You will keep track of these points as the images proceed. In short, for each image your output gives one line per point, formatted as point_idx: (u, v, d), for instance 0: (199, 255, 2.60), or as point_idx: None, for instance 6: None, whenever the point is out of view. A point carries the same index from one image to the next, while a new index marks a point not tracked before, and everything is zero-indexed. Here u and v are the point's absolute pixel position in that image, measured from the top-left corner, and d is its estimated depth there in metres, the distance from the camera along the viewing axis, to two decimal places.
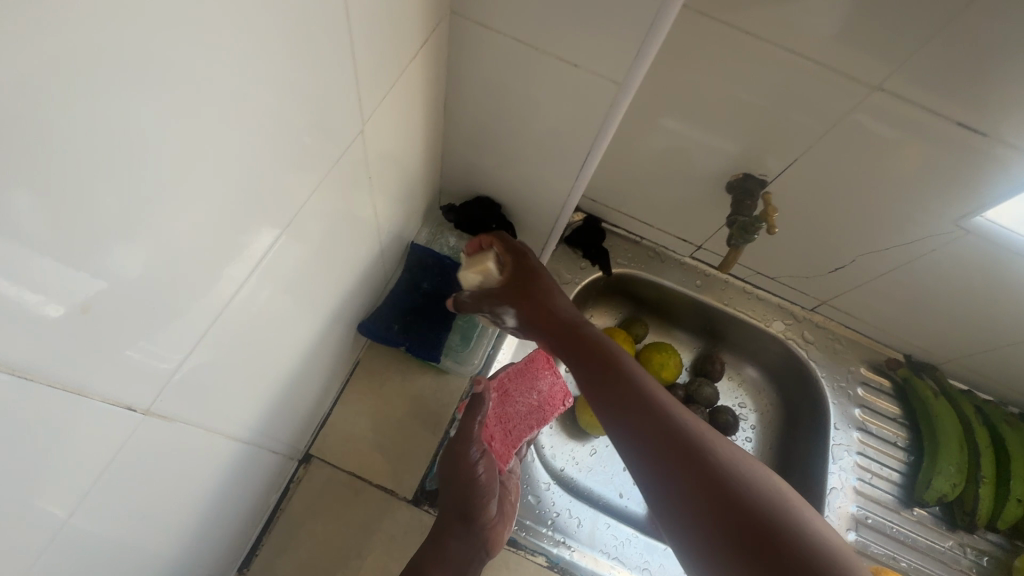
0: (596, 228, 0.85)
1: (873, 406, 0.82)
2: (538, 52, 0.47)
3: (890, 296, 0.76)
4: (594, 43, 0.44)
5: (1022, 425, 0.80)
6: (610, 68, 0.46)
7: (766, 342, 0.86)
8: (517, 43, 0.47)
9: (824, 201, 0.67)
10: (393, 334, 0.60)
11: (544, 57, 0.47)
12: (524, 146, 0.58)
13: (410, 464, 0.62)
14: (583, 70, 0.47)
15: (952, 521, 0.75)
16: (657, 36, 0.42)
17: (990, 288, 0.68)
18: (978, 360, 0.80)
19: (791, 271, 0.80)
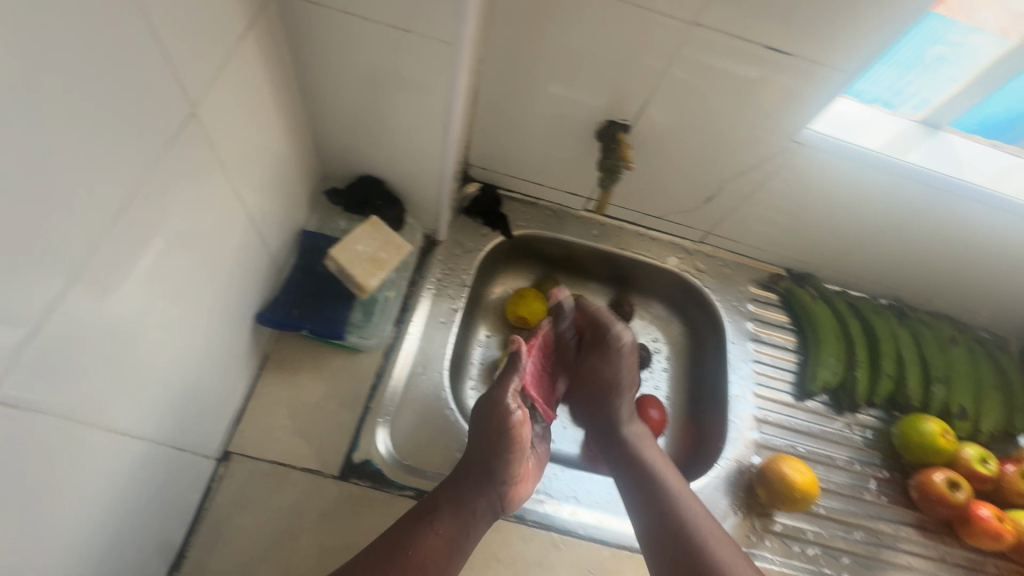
0: (492, 196, 0.89)
1: (764, 318, 0.90)
2: (372, 23, 0.50)
3: (759, 217, 0.84)
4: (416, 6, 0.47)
5: (888, 313, 0.91)
6: (437, 29, 0.49)
7: (665, 277, 0.93)
8: (350, 17, 0.50)
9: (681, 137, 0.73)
10: (293, 318, 0.61)
11: (378, 27, 0.50)
12: (387, 118, 0.60)
13: (333, 442, 0.64)
14: (415, 34, 0.50)
15: (839, 405, 0.85)
16: None
17: (834, 194, 0.77)
18: (844, 261, 0.90)
19: (673, 208, 0.86)
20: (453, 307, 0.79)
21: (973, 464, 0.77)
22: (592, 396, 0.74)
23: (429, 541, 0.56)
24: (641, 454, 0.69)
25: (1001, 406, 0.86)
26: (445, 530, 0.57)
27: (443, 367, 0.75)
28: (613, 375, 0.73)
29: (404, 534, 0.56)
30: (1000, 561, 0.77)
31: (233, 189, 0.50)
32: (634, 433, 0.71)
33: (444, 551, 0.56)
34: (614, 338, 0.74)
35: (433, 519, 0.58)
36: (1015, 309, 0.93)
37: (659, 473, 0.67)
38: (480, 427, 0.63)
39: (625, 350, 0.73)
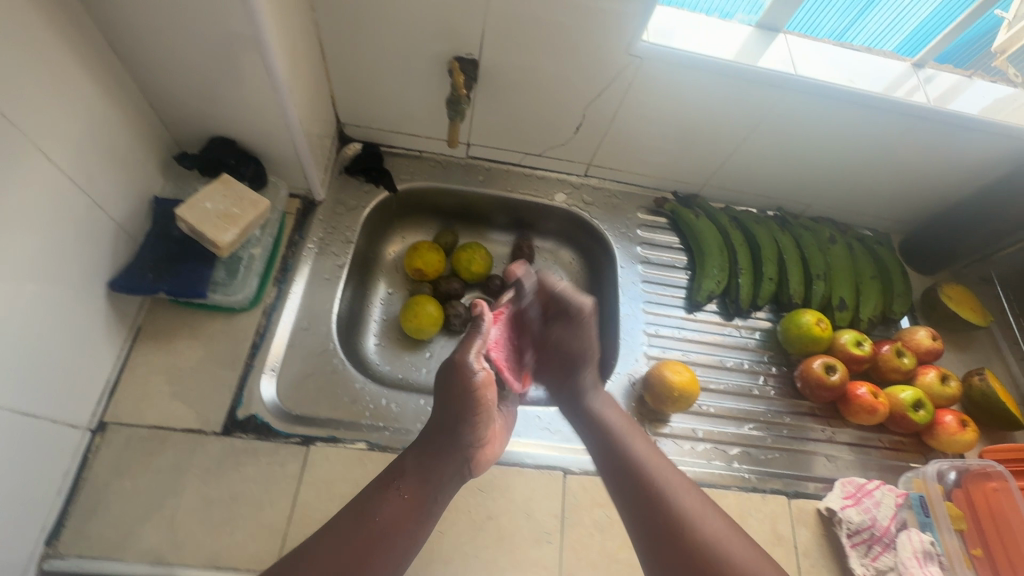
0: (372, 152, 0.89)
1: (653, 241, 0.93)
2: None
3: (630, 141, 0.86)
4: None
5: (771, 222, 0.95)
6: None
7: (556, 214, 0.95)
8: None
9: (531, 66, 0.74)
10: (148, 282, 0.61)
11: None
12: (211, 71, 0.60)
13: (213, 401, 0.65)
14: None
15: (728, 311, 0.89)
16: None
17: (690, 107, 0.79)
18: (723, 177, 0.93)
19: (549, 143, 0.88)
20: (338, 263, 0.80)
21: (848, 347, 0.81)
22: (562, 363, 0.72)
23: (389, 508, 0.56)
24: (601, 406, 0.67)
25: (880, 295, 0.91)
26: (409, 491, 0.58)
27: (330, 321, 0.76)
28: (583, 345, 0.69)
29: (365, 501, 0.56)
30: (883, 435, 0.82)
31: (38, 150, 0.49)
32: (599, 407, 0.67)
33: (408, 515, 0.56)
34: (575, 308, 0.69)
35: (399, 485, 0.58)
36: (889, 204, 0.97)
37: (618, 428, 0.64)
38: (449, 388, 0.61)
39: (583, 323, 0.69)
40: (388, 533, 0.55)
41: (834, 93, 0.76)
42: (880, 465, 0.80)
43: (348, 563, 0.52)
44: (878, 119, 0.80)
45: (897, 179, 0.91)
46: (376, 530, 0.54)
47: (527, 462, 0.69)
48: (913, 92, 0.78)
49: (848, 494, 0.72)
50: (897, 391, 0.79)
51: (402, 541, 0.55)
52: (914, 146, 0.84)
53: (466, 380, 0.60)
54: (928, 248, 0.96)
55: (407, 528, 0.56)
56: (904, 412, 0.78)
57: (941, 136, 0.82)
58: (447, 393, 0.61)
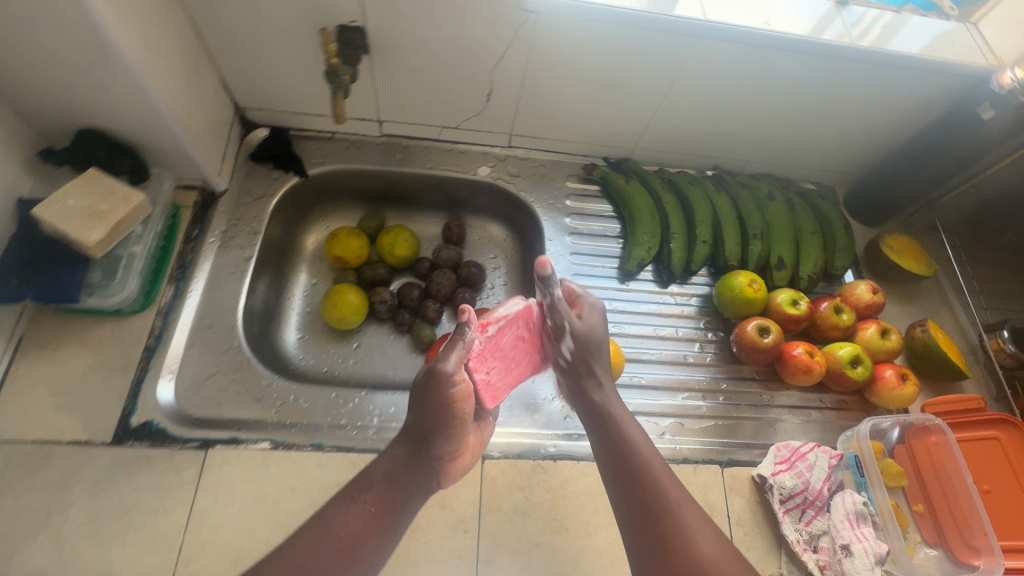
0: (280, 137, 0.85)
1: (582, 210, 0.89)
2: None
3: (547, 105, 0.82)
4: None
5: (706, 182, 0.91)
6: None
7: (482, 189, 0.91)
8: None
9: (424, 30, 0.69)
10: (11, 289, 0.56)
11: None
12: (52, 55, 0.55)
13: (103, 410, 0.62)
14: None
15: (663, 279, 0.85)
16: None
17: (601, 62, 0.74)
18: (651, 138, 0.89)
19: (464, 114, 0.83)
20: (244, 255, 0.76)
21: (784, 306, 0.78)
22: (585, 360, 0.62)
23: (355, 515, 0.51)
24: (613, 406, 0.61)
25: (822, 251, 0.87)
26: (375, 500, 0.52)
27: (235, 316, 0.72)
28: (598, 338, 0.63)
29: (331, 508, 0.51)
30: (824, 395, 0.80)
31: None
32: (615, 411, 0.60)
33: (375, 524, 0.51)
34: (581, 303, 0.64)
35: (363, 492, 0.53)
36: (830, 155, 0.93)
37: (630, 434, 0.58)
38: (423, 399, 0.55)
39: (593, 312, 0.64)
40: (355, 544, 0.49)
41: (751, 38, 0.71)
42: (821, 426, 0.77)
43: (315, 571, 0.46)
44: (803, 63, 0.75)
45: (833, 127, 0.87)
46: (345, 540, 0.49)
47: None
48: (837, 31, 0.73)
49: (782, 459, 0.69)
50: (836, 349, 0.76)
51: (371, 552, 0.50)
52: (846, 91, 0.80)
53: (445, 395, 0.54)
54: (870, 199, 0.92)
55: (376, 537, 0.51)
56: (843, 370, 0.75)
57: (872, 78, 0.77)
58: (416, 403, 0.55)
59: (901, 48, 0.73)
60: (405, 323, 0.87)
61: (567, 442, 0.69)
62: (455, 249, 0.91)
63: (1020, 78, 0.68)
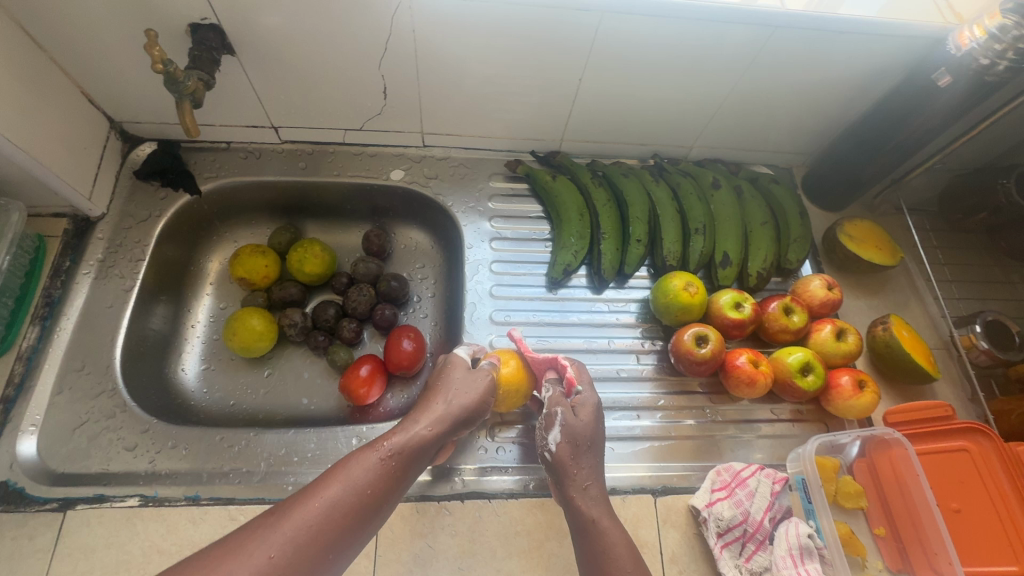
0: (167, 151, 0.77)
1: (507, 212, 0.81)
2: None
3: (452, 98, 0.73)
4: None
5: (644, 173, 0.82)
6: None
7: (398, 194, 0.83)
8: None
9: (285, 21, 0.61)
10: None
11: None
12: None
13: None
14: None
15: (596, 284, 0.77)
16: None
17: (499, 47, 0.66)
18: (578, 126, 0.80)
19: (365, 113, 0.75)
20: (123, 286, 0.69)
21: (726, 310, 0.70)
22: (572, 446, 0.56)
23: (373, 470, 0.47)
24: (594, 495, 0.54)
25: (773, 243, 0.78)
26: (398, 466, 0.48)
27: (113, 354, 0.66)
28: (589, 438, 0.57)
29: (353, 461, 0.47)
30: (776, 406, 0.72)
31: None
32: (599, 506, 0.54)
33: (391, 486, 0.47)
34: (585, 398, 0.59)
35: (386, 447, 0.49)
36: (781, 134, 0.84)
37: (611, 527, 0.52)
38: (460, 385, 0.56)
39: (590, 410, 0.59)
40: (367, 511, 0.45)
41: (666, 9, 0.62)
42: (770, 441, 0.69)
43: (309, 533, 0.41)
44: (731, 33, 0.65)
45: (778, 105, 0.78)
46: (364, 498, 0.45)
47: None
48: None
49: (721, 486, 0.62)
50: (784, 356, 0.68)
51: (367, 521, 0.45)
52: (790, 62, 0.70)
53: (465, 376, 0.57)
54: (830, 180, 0.83)
55: (385, 502, 0.47)
56: (792, 380, 0.67)
57: (815, 45, 0.68)
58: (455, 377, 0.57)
59: (839, 10, 0.64)
60: (320, 346, 0.79)
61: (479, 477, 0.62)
62: (374, 262, 0.83)
63: (979, 37, 0.59)
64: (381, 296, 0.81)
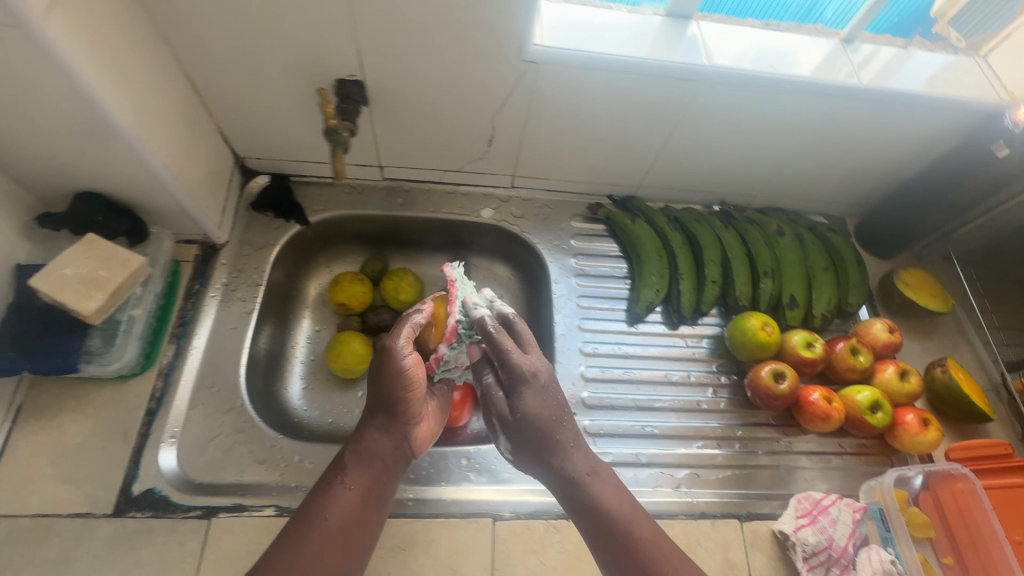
0: (280, 185, 0.84)
1: (589, 251, 0.88)
2: None
3: (550, 148, 0.81)
4: None
5: (713, 218, 0.90)
6: None
7: (486, 231, 0.90)
8: None
9: (422, 81, 0.68)
10: (6, 361, 0.55)
11: None
12: (42, 125, 0.53)
13: (103, 478, 0.60)
14: None
15: (673, 320, 0.83)
16: None
17: (605, 108, 0.73)
18: (656, 175, 0.88)
19: (467, 158, 0.82)
20: (245, 309, 0.75)
21: (798, 349, 0.76)
22: (530, 430, 0.56)
23: (337, 500, 0.54)
24: (578, 467, 0.56)
25: (835, 287, 0.85)
26: (356, 482, 0.56)
27: (238, 372, 0.71)
28: (548, 411, 0.56)
29: (317, 496, 0.55)
30: (842, 440, 0.77)
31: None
32: (587, 472, 0.57)
33: (359, 503, 0.55)
34: (525, 372, 0.56)
35: (341, 476, 0.56)
36: (839, 187, 0.91)
37: (604, 492, 0.56)
38: (377, 378, 0.59)
39: (537, 382, 0.57)
40: (346, 528, 0.53)
41: (757, 82, 0.70)
42: (840, 472, 0.75)
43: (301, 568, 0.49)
44: (810, 102, 0.73)
45: (840, 163, 0.85)
46: (336, 524, 0.53)
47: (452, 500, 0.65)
48: (843, 70, 0.72)
49: (803, 513, 0.67)
50: (853, 394, 0.74)
51: (351, 535, 0.53)
52: (859, 128, 0.78)
53: (389, 368, 0.58)
54: (883, 231, 0.91)
55: (362, 513, 0.55)
56: (861, 417, 0.73)
57: (885, 115, 0.75)
58: (375, 372, 0.59)
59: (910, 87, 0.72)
60: None
61: None
62: (460, 292, 0.89)
63: None
64: None
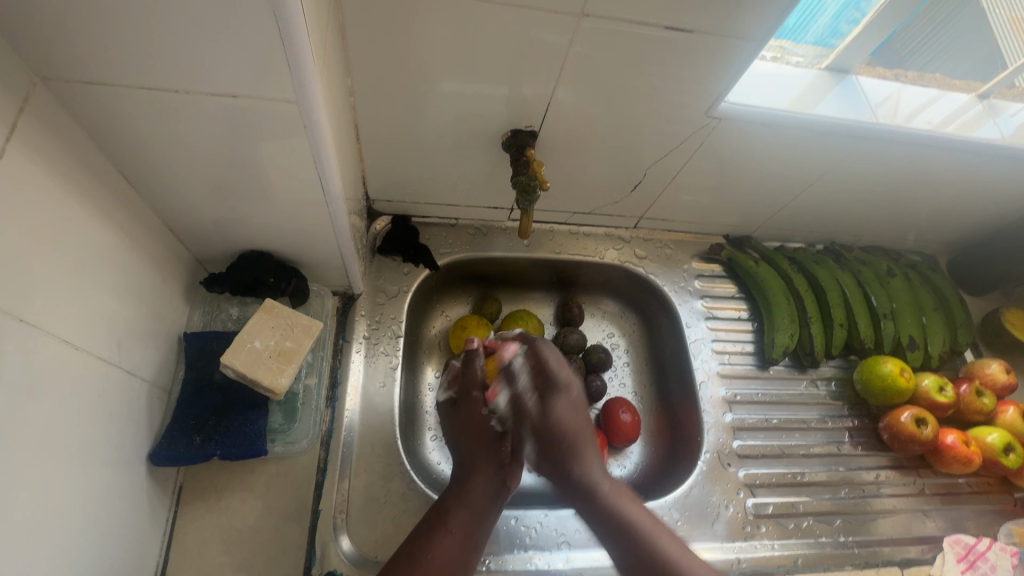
0: (405, 227, 0.80)
1: (713, 293, 0.88)
2: (177, 92, 0.39)
3: (687, 193, 0.81)
4: (232, 69, 0.37)
5: (827, 259, 0.92)
6: (272, 88, 0.39)
7: (608, 272, 0.88)
8: (152, 91, 0.39)
9: (590, 129, 0.68)
10: (196, 447, 0.51)
11: (189, 96, 0.40)
12: (247, 188, 0.50)
13: (282, 561, 0.56)
14: (244, 97, 0.40)
15: (801, 364, 0.85)
16: (299, 50, 0.36)
17: (760, 160, 0.74)
18: (778, 218, 0.89)
19: (602, 201, 0.82)
20: (391, 364, 0.71)
21: (932, 394, 0.79)
22: (554, 457, 0.61)
23: (443, 548, 0.54)
24: (623, 515, 0.56)
25: (947, 328, 0.88)
26: (459, 530, 0.56)
27: (394, 433, 0.66)
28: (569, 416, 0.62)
29: (421, 538, 0.55)
30: (971, 480, 0.80)
31: (44, 331, 0.38)
32: (635, 521, 0.56)
33: (462, 552, 0.55)
34: (553, 416, 0.62)
35: (444, 522, 0.56)
36: (943, 231, 0.95)
37: (657, 545, 0.54)
38: (465, 420, 0.65)
39: (566, 429, 0.61)
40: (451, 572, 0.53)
41: (913, 139, 0.71)
42: (975, 511, 0.78)
43: None
44: (948, 159, 0.76)
45: (952, 211, 0.89)
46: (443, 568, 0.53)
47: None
48: (986, 126, 0.75)
49: (960, 557, 0.70)
50: (984, 435, 0.78)
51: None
52: (983, 181, 0.81)
53: (471, 417, 0.65)
54: (978, 270, 0.95)
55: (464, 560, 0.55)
56: (996, 458, 0.76)
57: (1013, 170, 0.79)
58: (462, 417, 0.65)
59: None
60: None
61: (751, 554, 0.68)
62: (580, 332, 0.84)
63: None
64: (592, 367, 0.82)
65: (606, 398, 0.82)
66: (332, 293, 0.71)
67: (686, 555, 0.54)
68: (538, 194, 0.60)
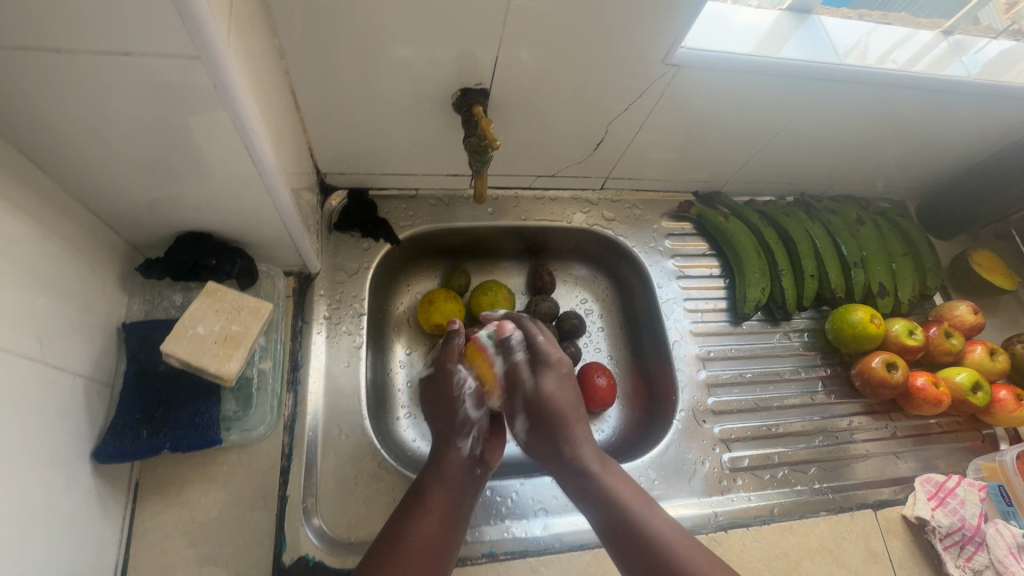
0: (363, 201, 0.76)
1: (683, 251, 0.87)
2: (62, 57, 0.35)
3: (654, 148, 0.78)
4: (119, 24, 0.33)
5: (797, 210, 0.91)
6: (170, 44, 0.35)
7: (576, 236, 0.86)
8: (32, 56, 0.35)
9: (545, 86, 0.64)
10: (143, 441, 0.50)
11: (77, 60, 0.35)
12: (169, 166, 0.46)
13: (249, 549, 0.55)
14: (141, 56, 0.36)
15: (774, 317, 0.85)
16: None
17: (725, 111, 0.72)
18: (746, 173, 0.88)
19: (565, 162, 0.79)
20: (354, 343, 0.68)
21: (902, 338, 0.79)
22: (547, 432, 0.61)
23: (422, 528, 0.52)
24: (627, 513, 0.53)
25: (916, 272, 0.88)
26: (437, 507, 0.54)
27: (362, 413, 0.64)
28: (570, 414, 0.61)
29: (401, 517, 0.53)
30: (941, 420, 0.81)
31: None
32: (610, 484, 0.56)
33: (444, 527, 0.53)
34: (553, 356, 0.65)
35: (423, 502, 0.54)
36: (912, 177, 0.94)
37: (633, 510, 0.54)
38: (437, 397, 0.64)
39: (562, 367, 0.64)
40: (432, 550, 0.51)
41: (879, 80, 0.69)
42: (946, 449, 0.79)
43: None
44: (915, 100, 0.74)
45: (922, 154, 0.87)
46: (426, 546, 0.51)
47: (598, 542, 0.62)
48: (953, 66, 0.72)
49: (931, 496, 0.70)
50: (953, 375, 0.78)
51: (444, 553, 0.52)
52: (949, 122, 0.80)
53: (444, 386, 0.64)
54: (947, 213, 0.95)
55: (447, 537, 0.53)
56: (964, 397, 0.77)
57: (982, 109, 0.77)
58: (433, 391, 0.65)
59: (1011, 79, 0.73)
60: None
61: (728, 508, 0.68)
62: (552, 299, 0.82)
63: None
64: (566, 334, 0.80)
65: (581, 363, 0.81)
66: (283, 274, 0.68)
67: (686, 539, 0.52)
68: (490, 153, 0.59)
